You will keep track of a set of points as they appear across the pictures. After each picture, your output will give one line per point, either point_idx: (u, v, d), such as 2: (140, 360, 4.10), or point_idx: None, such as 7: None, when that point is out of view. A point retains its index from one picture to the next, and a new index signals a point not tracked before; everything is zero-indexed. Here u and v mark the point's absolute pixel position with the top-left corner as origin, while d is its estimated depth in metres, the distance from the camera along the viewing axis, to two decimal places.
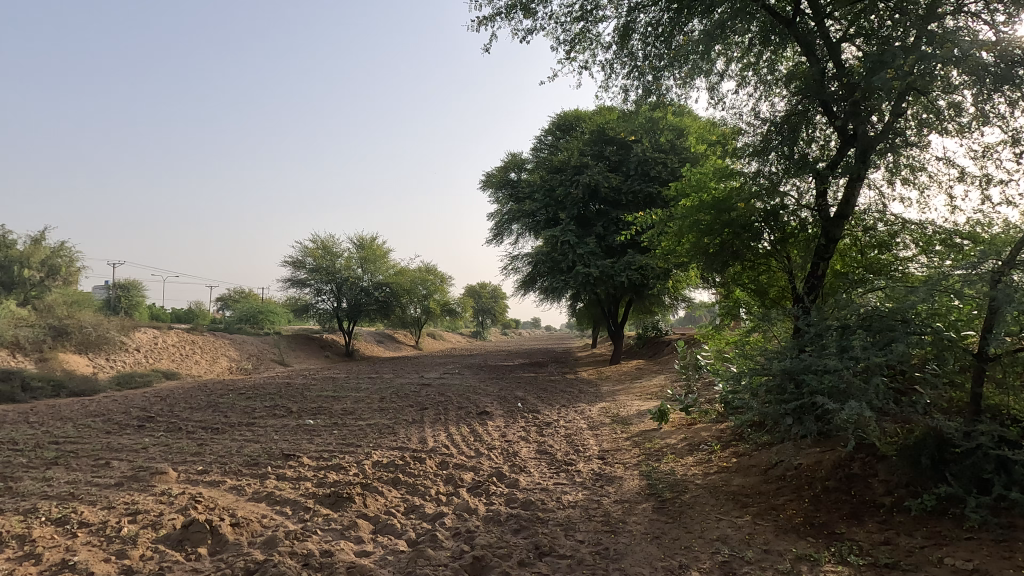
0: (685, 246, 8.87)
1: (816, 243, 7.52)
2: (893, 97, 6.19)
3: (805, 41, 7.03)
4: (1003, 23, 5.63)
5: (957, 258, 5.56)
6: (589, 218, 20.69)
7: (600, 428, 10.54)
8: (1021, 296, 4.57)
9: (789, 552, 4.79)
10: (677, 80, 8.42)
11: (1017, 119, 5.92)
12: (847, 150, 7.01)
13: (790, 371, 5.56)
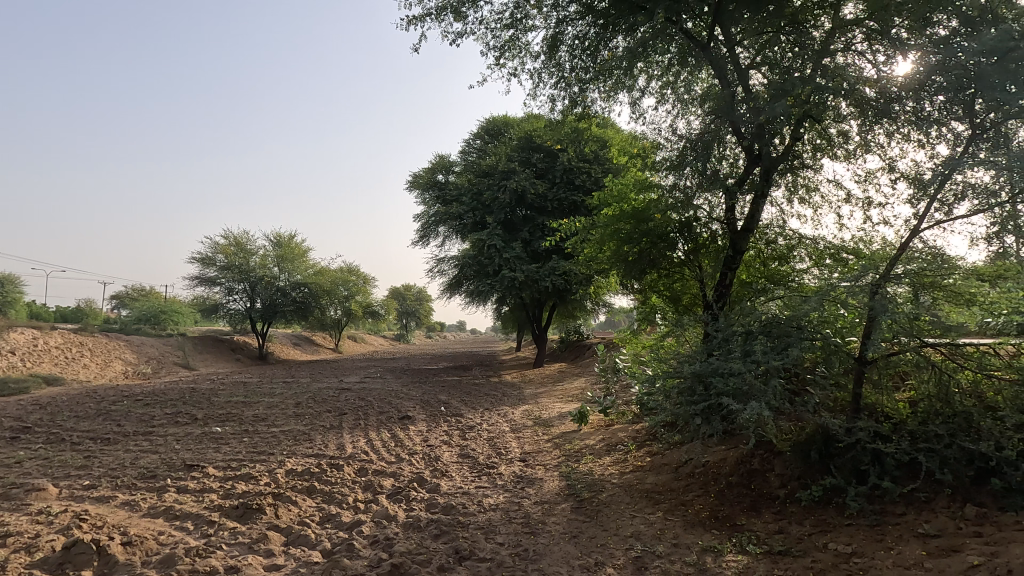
0: (606, 254, 9.21)
1: (725, 255, 8.11)
2: (792, 123, 6.78)
3: (718, 65, 7.53)
4: (883, 64, 6.31)
5: (844, 271, 6.16)
6: (515, 222, 20.93)
7: (522, 431, 10.69)
8: (894, 306, 5.15)
9: (695, 544, 5.08)
10: (602, 93, 8.75)
11: (892, 149, 6.66)
12: (753, 168, 7.57)
13: (699, 374, 5.91)
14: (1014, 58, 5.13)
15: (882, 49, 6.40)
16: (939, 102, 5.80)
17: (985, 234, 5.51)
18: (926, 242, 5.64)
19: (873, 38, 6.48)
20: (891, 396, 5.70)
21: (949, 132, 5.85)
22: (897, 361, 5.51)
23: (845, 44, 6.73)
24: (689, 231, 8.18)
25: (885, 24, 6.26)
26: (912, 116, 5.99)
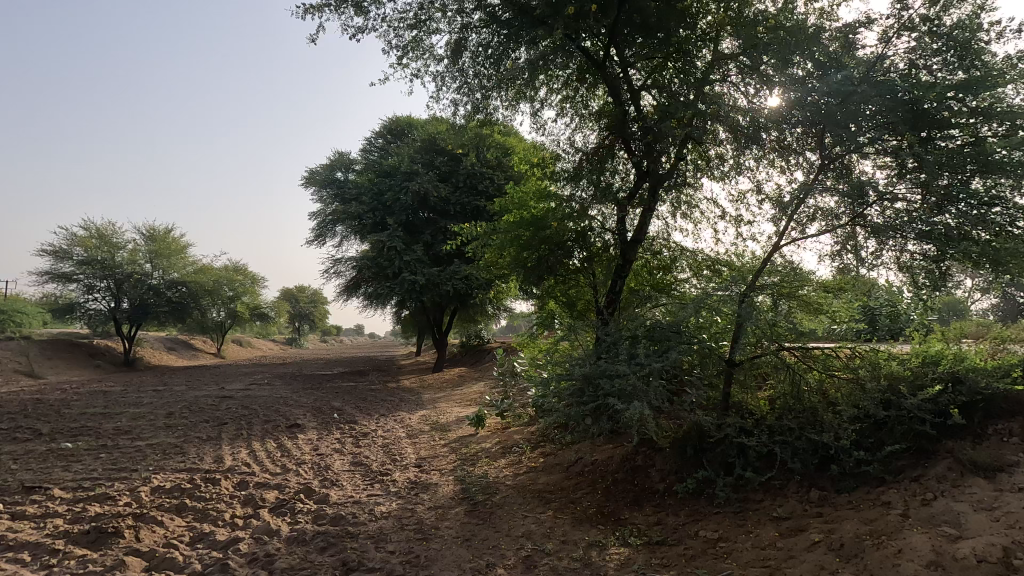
0: (506, 259, 9.33)
1: (616, 264, 8.53)
2: (675, 143, 7.35)
3: (613, 84, 7.98)
4: (753, 96, 7.00)
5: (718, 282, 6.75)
6: (417, 225, 20.66)
7: (419, 436, 10.53)
8: (757, 314, 5.80)
9: (582, 540, 5.31)
10: (504, 102, 8.93)
11: (759, 173, 7.44)
12: (642, 183, 8.10)
13: (589, 376, 6.19)
14: (851, 103, 5.90)
15: (754, 84, 7.01)
16: (797, 132, 6.54)
17: (831, 251, 6.33)
18: (784, 257, 6.36)
19: (744, 72, 7.13)
20: (755, 394, 6.35)
21: (804, 161, 6.66)
22: (760, 363, 6.14)
23: (723, 78, 7.36)
24: (585, 240, 8.55)
25: (755, 61, 6.87)
26: (776, 144, 6.74)
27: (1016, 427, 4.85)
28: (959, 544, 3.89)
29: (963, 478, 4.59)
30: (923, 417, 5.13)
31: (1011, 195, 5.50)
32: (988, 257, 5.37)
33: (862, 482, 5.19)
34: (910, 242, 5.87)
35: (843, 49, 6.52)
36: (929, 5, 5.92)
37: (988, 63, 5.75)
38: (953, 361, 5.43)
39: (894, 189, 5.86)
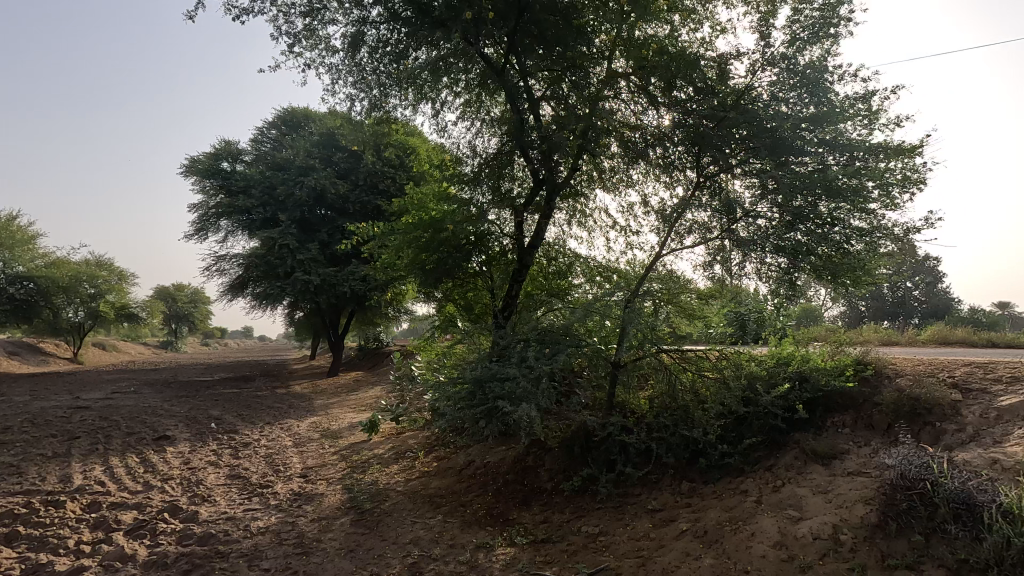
0: (404, 260, 9.12)
1: (514, 268, 8.68)
2: (570, 154, 7.55)
3: (512, 92, 8.11)
4: (641, 114, 7.45)
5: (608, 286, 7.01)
6: (313, 222, 19.68)
7: (307, 444, 10.01)
8: (639, 318, 6.20)
9: (470, 542, 5.33)
10: (404, 101, 8.77)
11: (645, 186, 7.93)
12: (539, 190, 8.30)
13: (480, 379, 6.23)
14: (725, 125, 6.64)
15: (642, 101, 7.46)
16: (679, 150, 7.03)
17: (705, 262, 6.90)
18: (664, 266, 6.82)
19: (634, 92, 7.57)
20: (637, 394, 6.76)
21: (684, 177, 7.19)
22: (642, 364, 6.48)
23: (614, 95, 7.64)
24: (484, 244, 8.60)
25: (644, 81, 7.29)
26: (661, 160, 7.20)
27: (848, 419, 5.55)
28: (799, 525, 4.40)
29: (805, 465, 5.20)
30: (775, 412, 5.75)
31: (848, 216, 6.32)
32: (829, 271, 6.47)
33: (725, 473, 5.71)
34: (768, 255, 6.55)
35: (718, 76, 7.04)
36: (787, 45, 6.67)
37: (833, 100, 6.55)
38: (800, 361, 6.10)
39: (757, 208, 6.51)
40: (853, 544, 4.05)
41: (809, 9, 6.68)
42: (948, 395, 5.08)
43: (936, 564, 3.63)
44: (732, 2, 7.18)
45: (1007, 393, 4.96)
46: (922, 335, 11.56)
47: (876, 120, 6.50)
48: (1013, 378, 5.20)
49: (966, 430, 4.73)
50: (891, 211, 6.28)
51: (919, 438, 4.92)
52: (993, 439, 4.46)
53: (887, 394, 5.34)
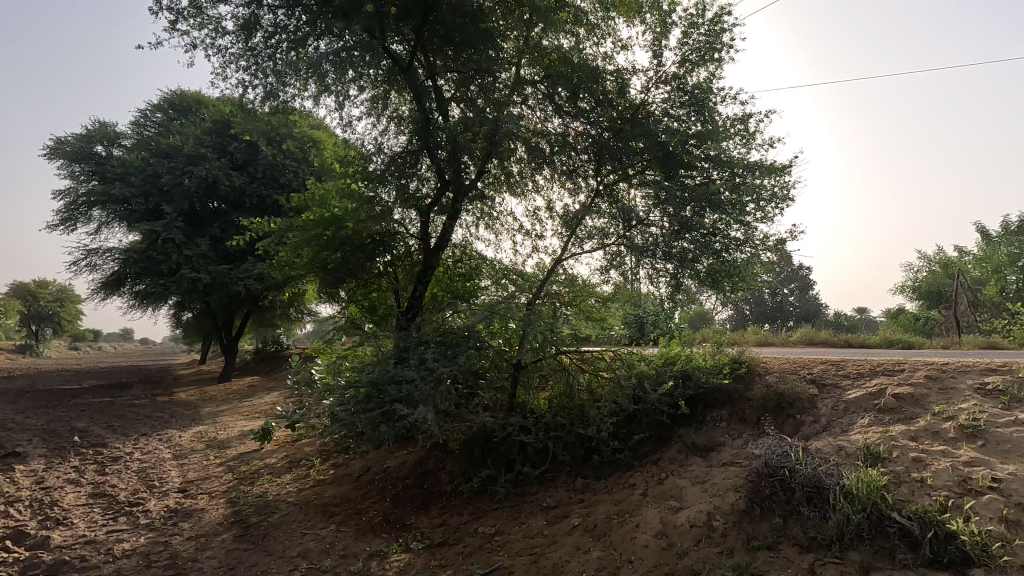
0: (302, 259, 8.60)
1: (417, 269, 8.66)
2: (476, 159, 7.77)
3: (419, 91, 7.95)
4: (542, 119, 7.47)
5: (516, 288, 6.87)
6: (203, 216, 18.23)
7: (189, 456, 9.24)
8: (539, 320, 6.34)
9: (363, 551, 5.16)
10: (303, 92, 8.33)
11: (548, 193, 8.16)
12: (444, 191, 8.21)
13: (376, 382, 6.05)
14: (623, 137, 7.00)
15: (547, 108, 7.50)
16: (583, 158, 7.26)
17: (603, 266, 7.20)
18: (566, 269, 7.00)
19: (542, 100, 7.50)
20: (537, 394, 6.93)
21: (584, 185, 7.47)
22: (541, 365, 6.73)
23: (523, 101, 7.55)
24: (390, 243, 8.32)
25: (551, 90, 7.43)
26: (564, 167, 7.37)
27: (725, 413, 6.03)
28: (679, 515, 4.73)
29: (687, 458, 5.59)
30: (661, 409, 6.17)
31: (729, 228, 6.84)
32: (712, 276, 6.98)
33: (616, 468, 6.05)
34: (657, 262, 6.91)
35: (618, 89, 7.36)
36: (678, 66, 7.18)
37: (717, 120, 7.08)
38: (684, 361, 6.54)
39: (650, 217, 6.92)
40: (724, 529, 4.41)
41: (697, 32, 7.18)
42: (807, 391, 5.67)
43: (791, 543, 4.04)
44: (631, 20, 7.53)
45: (854, 387, 5.61)
46: (793, 337, 12.81)
47: (752, 141, 7.11)
48: (858, 374, 5.90)
49: (820, 421, 5.31)
50: (764, 223, 6.90)
51: (782, 429, 5.46)
52: (841, 428, 5.04)
53: (757, 390, 5.87)
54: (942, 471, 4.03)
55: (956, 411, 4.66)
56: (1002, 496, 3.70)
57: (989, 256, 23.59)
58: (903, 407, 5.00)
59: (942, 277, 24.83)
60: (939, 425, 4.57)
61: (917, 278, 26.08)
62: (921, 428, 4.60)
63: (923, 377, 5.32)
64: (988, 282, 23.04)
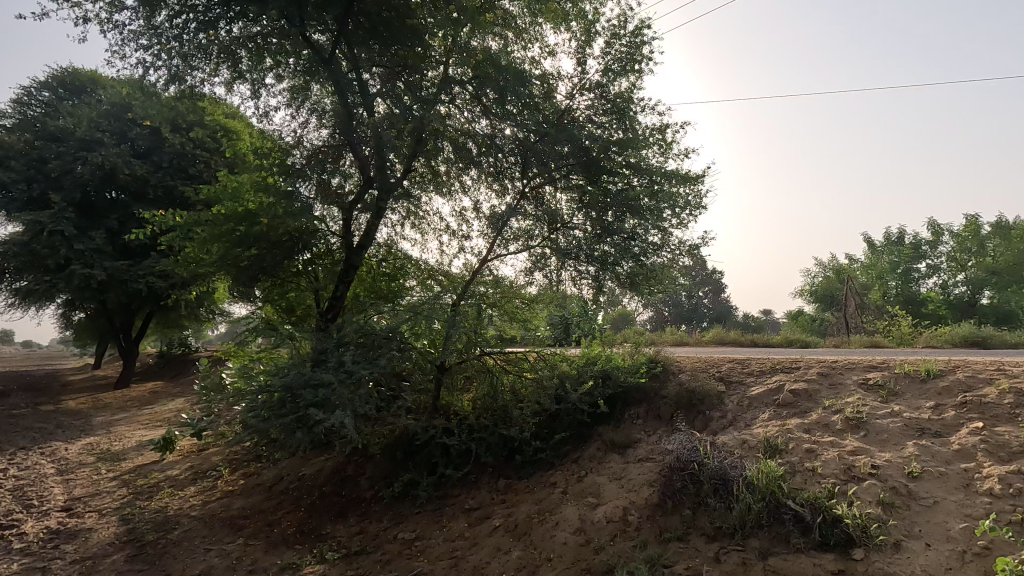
0: (211, 256, 7.98)
1: (338, 268, 8.25)
2: (403, 155, 7.50)
3: (341, 83, 7.55)
4: (473, 120, 7.54)
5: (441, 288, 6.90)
6: (98, 206, 16.62)
7: (76, 470, 8.39)
8: (463, 321, 6.31)
9: (274, 565, 4.95)
10: (212, 76, 7.79)
11: (475, 194, 8.14)
12: (369, 188, 7.98)
13: (290, 386, 5.71)
14: (549, 140, 7.00)
15: (475, 109, 7.53)
16: (510, 160, 7.30)
17: (528, 268, 7.27)
18: (491, 270, 7.01)
19: (468, 101, 7.57)
20: (461, 396, 6.91)
21: (511, 187, 7.48)
22: (466, 366, 6.73)
23: (449, 99, 7.53)
24: (309, 240, 7.78)
25: (478, 91, 7.45)
26: (492, 168, 7.41)
27: (641, 411, 6.27)
28: (596, 511, 4.88)
29: (605, 455, 5.76)
30: (582, 408, 6.34)
31: (648, 233, 7.10)
32: (631, 279, 7.18)
33: (537, 468, 6.14)
34: (578, 264, 7.11)
35: (544, 95, 7.44)
36: (602, 74, 7.41)
37: (637, 129, 7.37)
38: (604, 360, 6.72)
39: (574, 220, 7.08)
40: (638, 523, 4.59)
41: (619, 43, 7.44)
42: (716, 388, 6.01)
43: (700, 534, 4.26)
44: (557, 27, 7.68)
45: (756, 384, 6.02)
46: (704, 338, 13.56)
47: (669, 150, 7.45)
48: (760, 371, 6.33)
49: (727, 416, 5.64)
50: (679, 229, 7.25)
51: (693, 425, 5.75)
52: (745, 422, 5.38)
53: (671, 388, 6.15)
54: (830, 460, 4.40)
55: (843, 404, 5.10)
56: (879, 481, 4.08)
57: (872, 264, 26.19)
58: (798, 402, 5.42)
59: (834, 282, 27.31)
60: (829, 418, 4.98)
61: (813, 282, 28.43)
62: (813, 421, 5.01)
63: (817, 373, 5.78)
64: (872, 288, 25.53)
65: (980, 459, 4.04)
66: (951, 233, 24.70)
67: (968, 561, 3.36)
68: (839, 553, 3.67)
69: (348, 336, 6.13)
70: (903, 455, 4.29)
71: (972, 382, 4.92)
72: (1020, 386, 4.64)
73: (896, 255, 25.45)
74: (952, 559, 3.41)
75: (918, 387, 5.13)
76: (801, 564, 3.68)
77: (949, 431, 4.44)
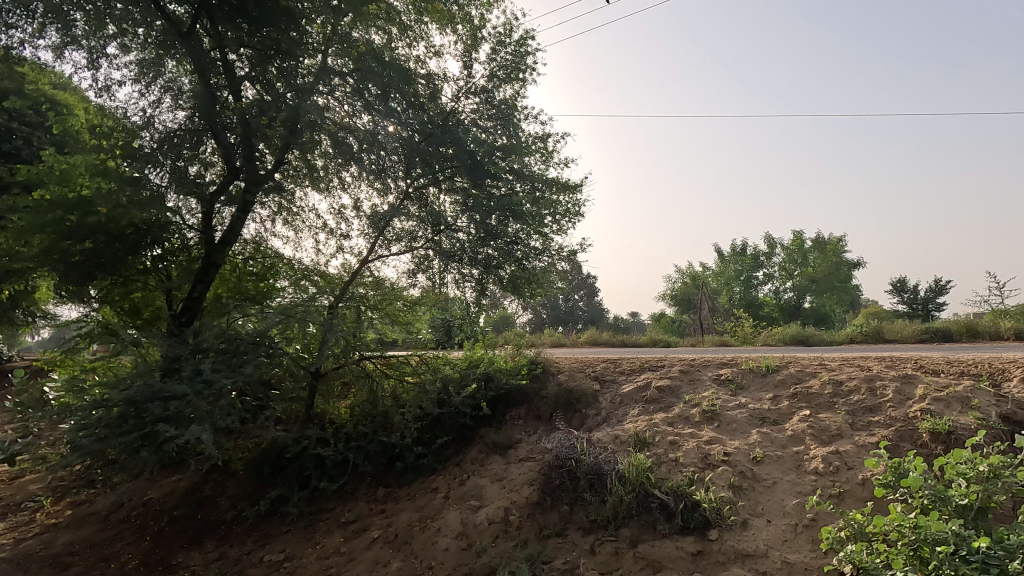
0: (30, 249, 6.65)
1: (196, 265, 7.24)
2: (273, 146, 7.07)
3: (201, 62, 6.84)
4: (352, 114, 7.13)
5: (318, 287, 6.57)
6: None
7: None
8: (340, 325, 5.99)
9: None
10: (35, 38, 6.68)
11: (356, 193, 7.76)
12: (234, 178, 7.29)
13: (133, 400, 5.00)
14: (433, 141, 6.95)
15: (355, 103, 7.12)
16: (393, 159, 7.07)
17: (410, 269, 7.16)
18: (373, 271, 6.73)
19: (348, 95, 7.12)
20: (337, 404, 6.62)
21: (393, 186, 7.17)
22: (343, 372, 6.44)
23: (327, 90, 7.06)
24: (160, 233, 6.88)
25: (361, 83, 7.01)
26: (374, 166, 7.11)
27: (522, 412, 6.41)
28: (478, 514, 4.92)
29: (487, 457, 5.82)
30: (464, 411, 6.31)
31: (529, 238, 7.29)
32: (513, 283, 7.34)
33: (418, 474, 6.04)
34: (462, 267, 7.16)
35: (429, 95, 7.35)
36: (487, 79, 7.50)
37: (520, 135, 7.53)
38: (487, 363, 6.76)
39: (457, 222, 7.09)
40: (519, 522, 4.70)
41: (505, 51, 7.57)
42: (592, 387, 6.32)
43: (578, 529, 4.44)
44: (442, 28, 7.62)
45: (626, 382, 6.43)
46: (580, 338, 14.25)
47: (550, 158, 7.71)
48: (631, 369, 6.77)
49: (601, 413, 5.96)
50: (558, 235, 7.54)
51: (570, 423, 6.00)
52: (617, 418, 5.74)
53: (551, 389, 6.36)
54: (690, 450, 4.82)
55: (701, 398, 5.63)
56: (730, 466, 4.55)
57: (721, 271, 29.39)
58: (663, 397, 5.88)
59: (691, 288, 30.26)
60: (689, 411, 5.47)
61: (673, 287, 31.21)
62: (676, 414, 5.46)
63: (678, 370, 6.32)
64: (721, 293, 28.65)
65: (807, 442, 4.67)
66: (782, 246, 28.47)
67: (799, 533, 3.87)
68: (697, 536, 4.04)
69: (207, 342, 5.52)
70: (749, 442, 4.82)
71: (801, 375, 5.69)
72: (837, 378, 5.44)
73: (741, 264, 28.80)
74: (787, 532, 3.90)
75: (760, 381, 5.81)
76: (666, 549, 3.98)
77: (784, 419, 5.09)
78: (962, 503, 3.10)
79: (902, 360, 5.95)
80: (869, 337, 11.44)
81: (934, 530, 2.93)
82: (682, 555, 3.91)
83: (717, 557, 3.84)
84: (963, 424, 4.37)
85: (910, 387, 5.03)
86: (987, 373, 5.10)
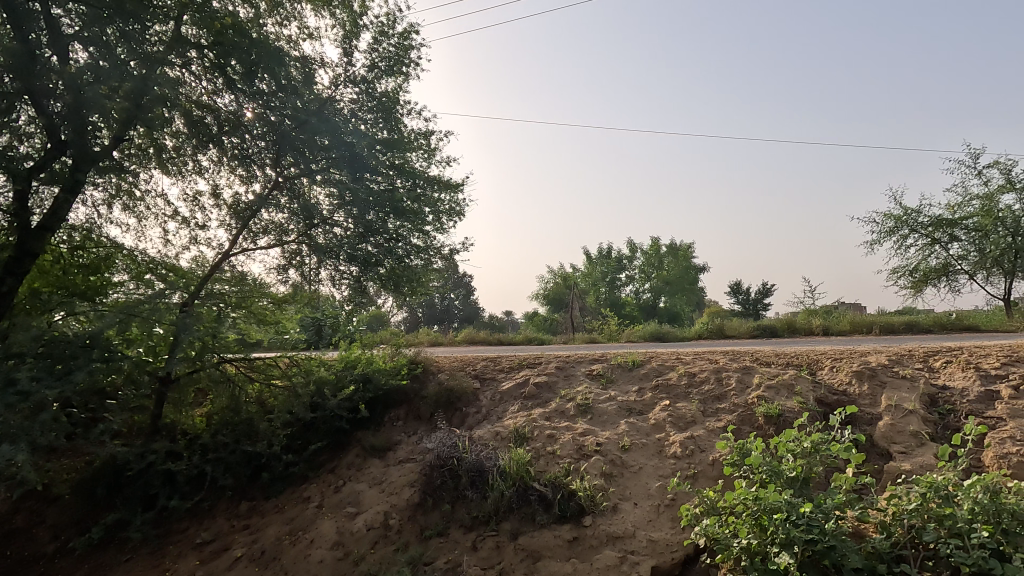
0: None
1: (5, 255, 5.96)
2: (110, 118, 6.01)
3: (18, 14, 5.60)
4: (210, 92, 6.54)
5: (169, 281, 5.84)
6: None
7: None
8: (197, 324, 5.37)
9: None
10: None
11: (215, 179, 7.05)
12: (60, 154, 6.12)
13: None
14: (306, 129, 6.41)
15: (216, 80, 6.52)
16: (259, 145, 6.59)
17: (279, 264, 6.77)
18: (234, 266, 6.21)
19: (207, 68, 6.46)
20: (191, 413, 6.01)
21: (260, 173, 6.70)
22: (197, 378, 5.80)
23: (180, 63, 6.36)
24: None
25: (221, 60, 6.35)
26: (237, 150, 6.63)
27: (401, 413, 6.27)
28: (355, 520, 4.76)
29: (364, 461, 5.62)
30: (340, 415, 6.03)
31: (410, 235, 7.13)
32: (393, 281, 7.13)
33: (288, 483, 5.68)
34: (340, 264, 6.88)
35: (303, 79, 6.68)
36: (367, 70, 7.21)
37: (402, 130, 7.32)
38: (365, 364, 6.50)
39: (334, 217, 6.71)
40: (399, 525, 4.64)
41: (387, 42, 7.35)
42: (471, 385, 6.36)
43: (458, 527, 4.49)
44: (318, 10, 7.17)
45: (506, 379, 6.57)
46: (456, 336, 14.28)
47: (433, 156, 7.59)
48: (511, 366, 6.93)
49: (481, 411, 6.02)
50: (440, 234, 7.48)
51: (451, 422, 6.01)
52: (496, 416, 5.86)
53: (431, 388, 6.30)
54: (566, 442, 5.07)
55: (576, 393, 5.92)
56: (602, 455, 4.86)
57: (589, 273, 31.24)
58: (540, 393, 6.11)
59: (562, 288, 31.76)
60: (565, 405, 5.75)
61: (546, 287, 32.44)
62: (552, 409, 5.72)
63: (554, 367, 6.60)
64: (589, 293, 30.42)
65: (667, 430, 5.15)
66: (642, 251, 31.03)
67: (662, 512, 4.25)
68: (572, 524, 4.27)
69: (22, 346, 4.65)
70: (618, 432, 5.19)
71: (661, 368, 6.25)
72: (692, 370, 6.06)
73: (606, 266, 30.89)
74: (651, 513, 4.27)
75: (627, 375, 6.28)
76: (543, 538, 4.16)
77: (648, 409, 5.56)
78: (791, 475, 3.63)
79: (743, 354, 6.78)
80: (714, 332, 12.88)
81: (770, 500, 3.39)
82: (559, 543, 4.11)
83: (591, 542, 4.09)
84: (790, 408, 5.11)
85: (749, 376, 5.76)
86: (806, 363, 6.02)
